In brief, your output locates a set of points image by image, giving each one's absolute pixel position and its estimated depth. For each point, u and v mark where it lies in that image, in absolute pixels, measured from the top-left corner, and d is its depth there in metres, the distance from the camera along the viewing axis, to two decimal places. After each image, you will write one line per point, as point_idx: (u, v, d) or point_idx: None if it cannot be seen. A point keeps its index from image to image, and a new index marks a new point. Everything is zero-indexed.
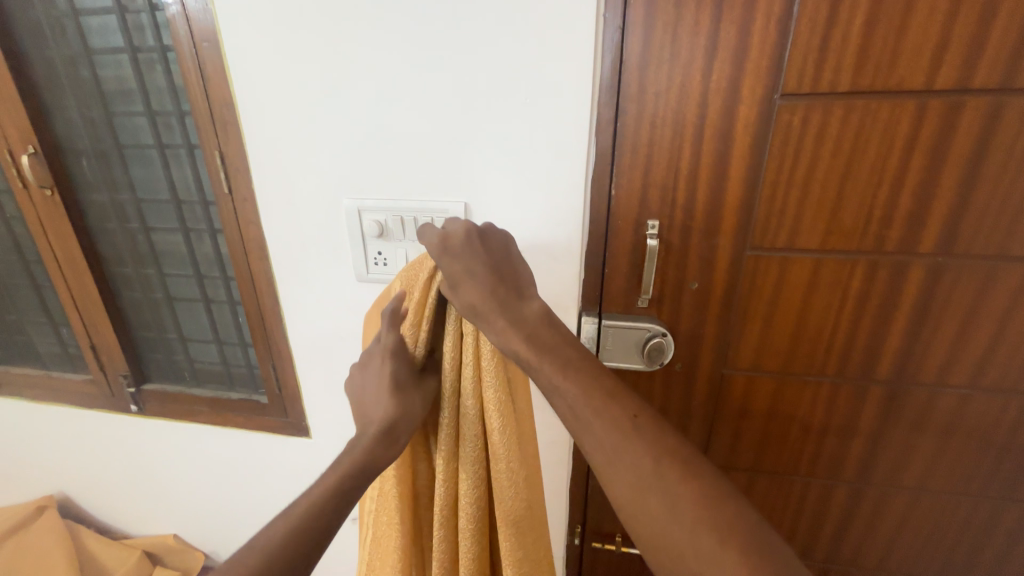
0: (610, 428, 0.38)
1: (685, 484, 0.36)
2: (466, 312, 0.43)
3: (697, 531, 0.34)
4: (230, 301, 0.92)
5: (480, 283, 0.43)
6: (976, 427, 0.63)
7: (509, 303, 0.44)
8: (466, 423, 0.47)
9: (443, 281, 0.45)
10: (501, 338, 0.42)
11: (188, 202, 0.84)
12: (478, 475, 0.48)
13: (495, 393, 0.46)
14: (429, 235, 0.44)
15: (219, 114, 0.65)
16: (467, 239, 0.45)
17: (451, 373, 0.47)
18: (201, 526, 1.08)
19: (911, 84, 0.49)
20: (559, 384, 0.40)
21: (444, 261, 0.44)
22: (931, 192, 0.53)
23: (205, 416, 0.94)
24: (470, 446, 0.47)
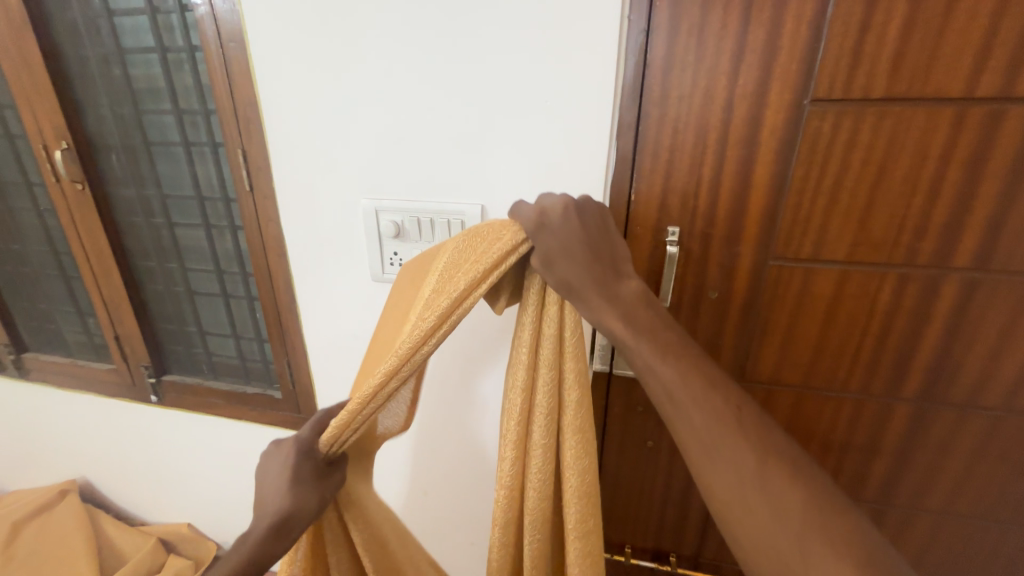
0: (711, 416, 0.35)
1: (789, 483, 0.33)
2: (560, 289, 0.38)
3: (805, 536, 0.32)
4: (248, 296, 0.93)
5: (577, 258, 0.38)
6: (1011, 452, 0.60)
7: (608, 283, 0.38)
8: (540, 398, 0.41)
9: (534, 254, 0.38)
10: (596, 316, 0.38)
11: (211, 198, 0.86)
12: (548, 457, 0.42)
13: (573, 364, 0.41)
14: (524, 211, 0.39)
15: (242, 112, 0.66)
16: (564, 211, 0.39)
17: (528, 344, 0.41)
18: (215, 517, 1.10)
19: (950, 91, 0.47)
20: (656, 366, 0.37)
21: (538, 233, 0.38)
22: (967, 204, 0.51)
23: (221, 408, 0.96)
24: (541, 425, 0.41)
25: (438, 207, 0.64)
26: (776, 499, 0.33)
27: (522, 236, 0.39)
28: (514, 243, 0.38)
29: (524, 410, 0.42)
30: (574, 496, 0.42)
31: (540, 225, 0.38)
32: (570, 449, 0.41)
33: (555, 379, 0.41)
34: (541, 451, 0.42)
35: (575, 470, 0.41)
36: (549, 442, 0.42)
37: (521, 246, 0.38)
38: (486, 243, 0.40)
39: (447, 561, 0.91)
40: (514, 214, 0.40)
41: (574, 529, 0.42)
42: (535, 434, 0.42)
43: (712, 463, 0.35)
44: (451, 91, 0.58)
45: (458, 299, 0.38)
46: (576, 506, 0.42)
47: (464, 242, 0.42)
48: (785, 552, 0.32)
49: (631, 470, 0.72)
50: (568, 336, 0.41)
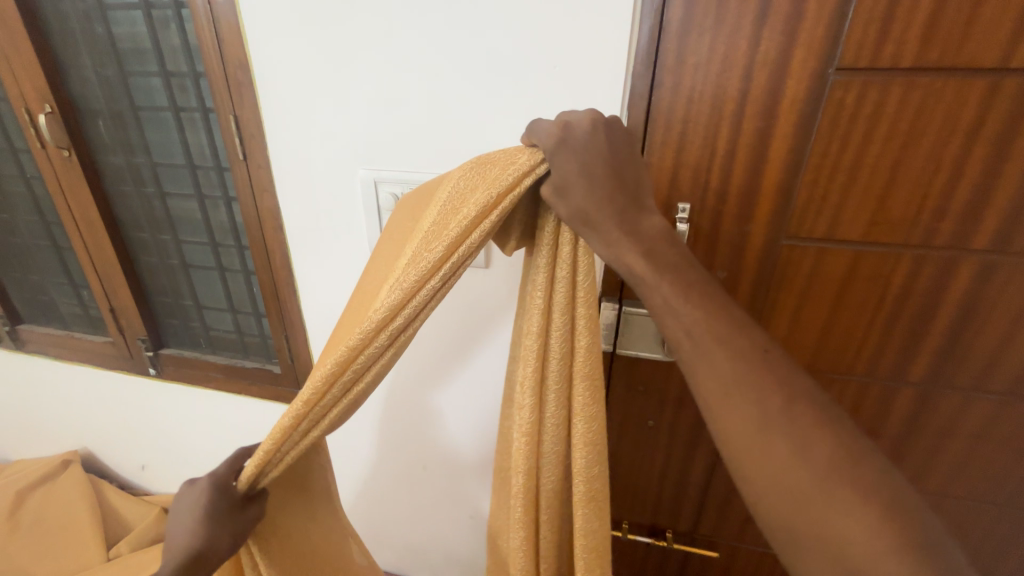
0: (736, 360, 0.31)
1: (819, 428, 0.29)
2: (573, 219, 0.34)
3: (833, 482, 0.28)
4: (244, 270, 0.91)
5: (598, 183, 0.34)
6: (1013, 436, 0.59)
7: (630, 215, 0.35)
8: (553, 344, 0.39)
9: (548, 180, 0.35)
10: (613, 252, 0.34)
11: (203, 167, 0.83)
12: (562, 404, 0.41)
13: (586, 314, 0.38)
14: (545, 128, 0.36)
15: (233, 76, 0.63)
16: (589, 127, 0.36)
17: (541, 288, 0.38)
18: None
19: (984, 61, 0.45)
20: (678, 306, 0.32)
21: (556, 154, 0.34)
22: (993, 183, 0.48)
23: (219, 382, 0.95)
24: (555, 371, 0.40)
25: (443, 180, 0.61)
26: (804, 442, 0.29)
27: (541, 155, 0.36)
28: (530, 166, 0.35)
29: (539, 357, 0.40)
30: (583, 446, 0.40)
31: (561, 141, 0.35)
32: (579, 399, 0.40)
33: (568, 326, 0.39)
34: (555, 398, 0.41)
35: (584, 417, 0.40)
36: (562, 390, 0.40)
37: (539, 167, 0.35)
38: (494, 176, 0.36)
39: (434, 538, 0.96)
40: (530, 138, 0.37)
41: (583, 482, 0.41)
42: (550, 382, 0.40)
43: (732, 408, 0.31)
44: (455, 55, 0.54)
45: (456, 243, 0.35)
46: (586, 456, 0.41)
47: (469, 177, 0.38)
48: (809, 498, 0.28)
49: (630, 449, 0.72)
50: (581, 283, 0.38)
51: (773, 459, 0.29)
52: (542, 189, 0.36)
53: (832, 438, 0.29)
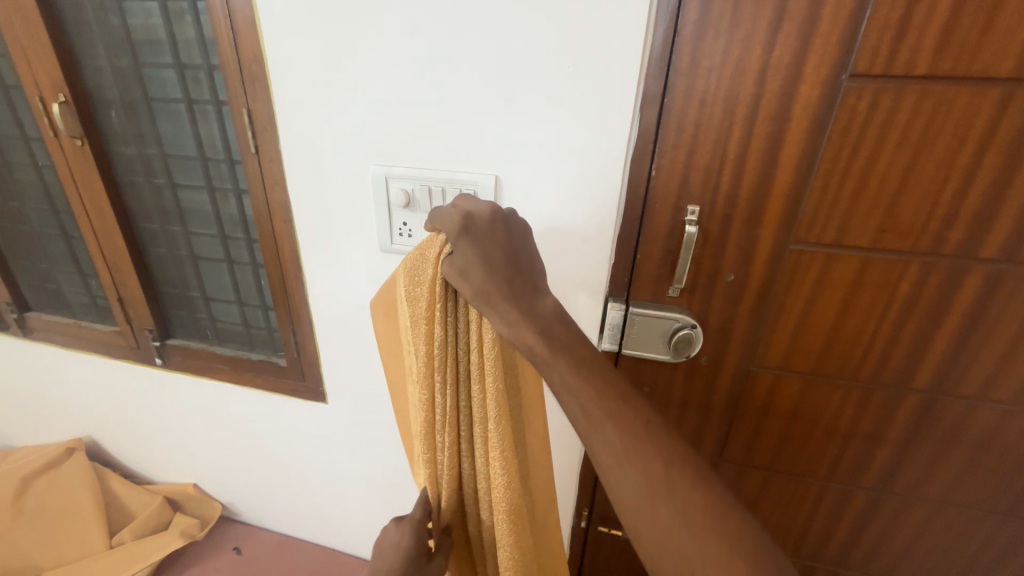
0: (625, 430, 0.35)
1: (695, 491, 0.33)
2: (474, 296, 0.40)
3: (707, 540, 0.31)
4: (253, 263, 0.92)
5: (495, 268, 0.41)
6: (1014, 445, 0.60)
7: (525, 296, 0.41)
8: (474, 408, 0.45)
9: (452, 263, 0.41)
10: (512, 328, 0.40)
11: (214, 160, 0.83)
12: (480, 424, 0.45)
13: (494, 379, 0.43)
14: (451, 218, 0.43)
15: (248, 68, 0.63)
16: (488, 220, 0.43)
17: (462, 327, 0.44)
18: (220, 479, 1.12)
19: (998, 71, 0.45)
20: (572, 381, 0.37)
21: (459, 241, 0.42)
22: (1002, 193, 0.49)
23: (225, 373, 0.96)
24: (478, 430, 0.45)
25: (455, 177, 0.62)
26: (683, 504, 0.33)
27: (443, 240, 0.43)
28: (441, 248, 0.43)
29: (461, 381, 0.45)
30: (499, 462, 0.45)
31: (462, 228, 0.42)
32: (490, 420, 0.44)
33: (478, 352, 0.43)
34: (477, 418, 0.45)
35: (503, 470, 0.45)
36: (480, 411, 0.45)
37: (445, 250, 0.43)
38: (425, 260, 0.43)
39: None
40: (434, 228, 0.45)
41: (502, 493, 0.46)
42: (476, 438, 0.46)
43: (625, 476, 0.34)
44: (469, 51, 0.55)
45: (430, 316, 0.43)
46: (502, 470, 0.45)
47: (414, 263, 0.45)
48: (686, 555, 0.32)
49: None
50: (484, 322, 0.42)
51: (657, 524, 0.33)
52: (444, 268, 0.42)
53: (703, 492, 0.33)
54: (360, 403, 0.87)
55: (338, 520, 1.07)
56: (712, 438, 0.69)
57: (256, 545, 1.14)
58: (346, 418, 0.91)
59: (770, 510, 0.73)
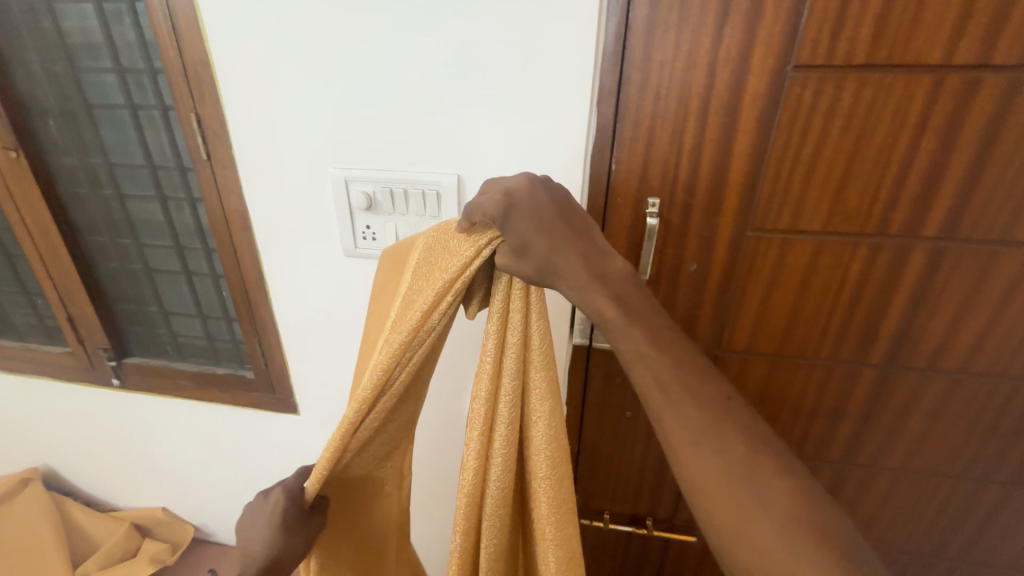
0: (700, 405, 0.36)
1: (781, 476, 0.34)
2: (538, 275, 0.38)
3: (792, 530, 0.32)
4: (213, 274, 0.89)
5: (554, 240, 0.38)
6: (964, 411, 0.63)
7: (592, 259, 0.39)
8: (503, 408, 0.40)
9: (506, 246, 0.38)
10: (584, 296, 0.39)
11: (164, 167, 0.80)
12: (508, 427, 0.40)
13: (540, 373, 0.40)
14: (491, 198, 0.38)
15: (193, 70, 0.61)
16: (528, 189, 0.40)
17: (497, 317, 0.40)
18: (190, 500, 1.08)
19: (930, 57, 0.47)
20: (647, 351, 0.37)
21: (509, 219, 0.38)
22: (939, 174, 0.51)
23: (190, 391, 0.92)
24: (503, 434, 0.40)
25: (416, 177, 0.61)
26: (770, 486, 0.33)
27: (489, 232, 0.39)
28: (486, 238, 0.40)
29: (493, 375, 0.40)
30: (545, 470, 0.41)
31: (508, 206, 0.38)
32: (540, 422, 0.41)
33: (522, 344, 0.39)
34: (506, 423, 0.40)
35: (547, 479, 0.41)
36: (514, 411, 0.40)
37: (485, 250, 0.39)
38: (451, 242, 0.42)
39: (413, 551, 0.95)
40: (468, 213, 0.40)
41: (551, 509, 0.42)
42: (497, 442, 0.41)
43: (699, 453, 0.35)
44: (423, 49, 0.54)
45: (438, 299, 0.40)
46: (548, 481, 0.41)
47: (437, 236, 0.43)
48: (765, 540, 0.32)
49: (610, 440, 0.73)
50: (535, 311, 0.39)
51: (732, 498, 0.34)
52: (497, 256, 0.38)
53: (787, 476, 0.34)
54: (335, 412, 0.85)
55: None
56: None
57: (233, 565, 1.10)
58: (321, 428, 0.89)
59: None
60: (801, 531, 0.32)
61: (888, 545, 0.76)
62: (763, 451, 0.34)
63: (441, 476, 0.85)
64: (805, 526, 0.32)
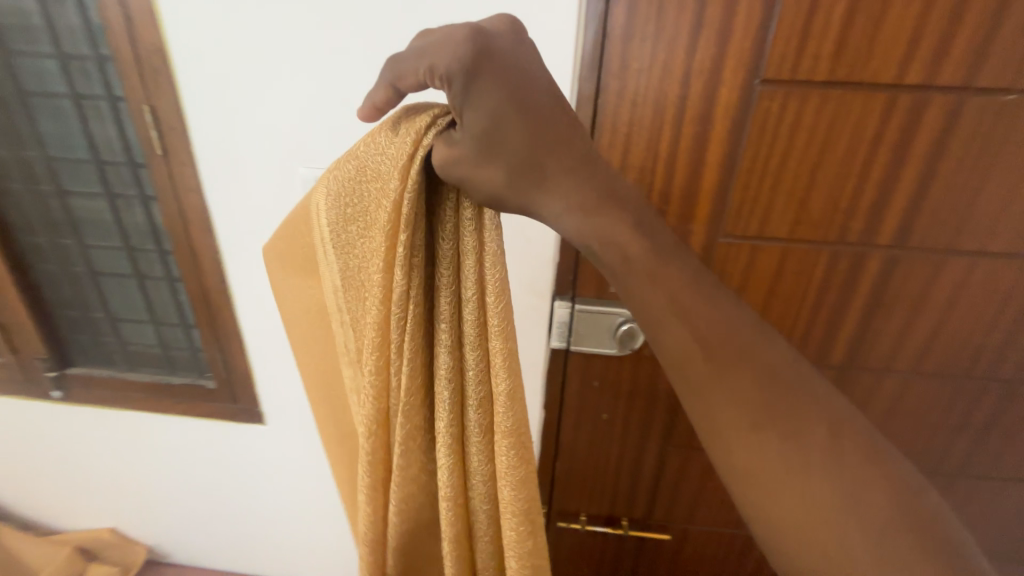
0: (770, 384, 0.31)
1: (874, 467, 0.30)
2: (511, 174, 0.30)
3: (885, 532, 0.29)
4: (167, 277, 0.83)
5: (533, 128, 0.30)
6: (914, 408, 0.67)
7: (586, 162, 0.32)
8: (468, 387, 0.35)
9: (469, 126, 0.29)
10: (571, 209, 0.32)
11: (112, 162, 0.74)
12: (477, 408, 0.35)
13: (501, 345, 0.33)
14: (451, 46, 0.27)
15: (146, 61, 0.57)
16: (506, 44, 0.29)
17: (449, 264, 0.33)
18: (144, 519, 1.01)
19: (885, 76, 0.50)
20: (692, 310, 0.31)
21: (474, 90, 0.28)
22: (893, 185, 0.54)
23: (142, 403, 0.87)
24: (474, 418, 0.35)
25: None
26: (861, 479, 0.29)
27: (430, 122, 0.31)
28: (431, 118, 0.31)
29: (453, 346, 0.34)
30: (508, 465, 0.35)
31: (478, 65, 0.28)
32: (499, 407, 0.34)
33: (478, 302, 0.33)
34: (475, 403, 0.35)
35: (511, 478, 0.35)
36: (476, 386, 0.35)
37: (422, 144, 0.31)
38: (371, 165, 0.34)
39: None
40: (394, 73, 0.30)
41: (515, 505, 0.36)
42: (468, 424, 0.36)
43: (760, 431, 0.30)
44: (401, 51, 0.53)
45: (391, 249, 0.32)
46: (511, 480, 0.35)
47: (342, 171, 0.36)
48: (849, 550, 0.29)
49: (587, 442, 0.74)
50: (488, 258, 0.32)
51: (805, 481, 0.30)
52: (449, 144, 0.30)
53: (880, 468, 0.30)
54: (304, 421, 0.82)
55: (283, 548, 1.00)
56: (659, 424, 0.72)
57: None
58: (289, 439, 0.85)
59: (719, 490, 0.76)
60: (887, 523, 0.29)
61: None
62: (859, 442, 0.30)
63: None
64: (889, 517, 0.29)
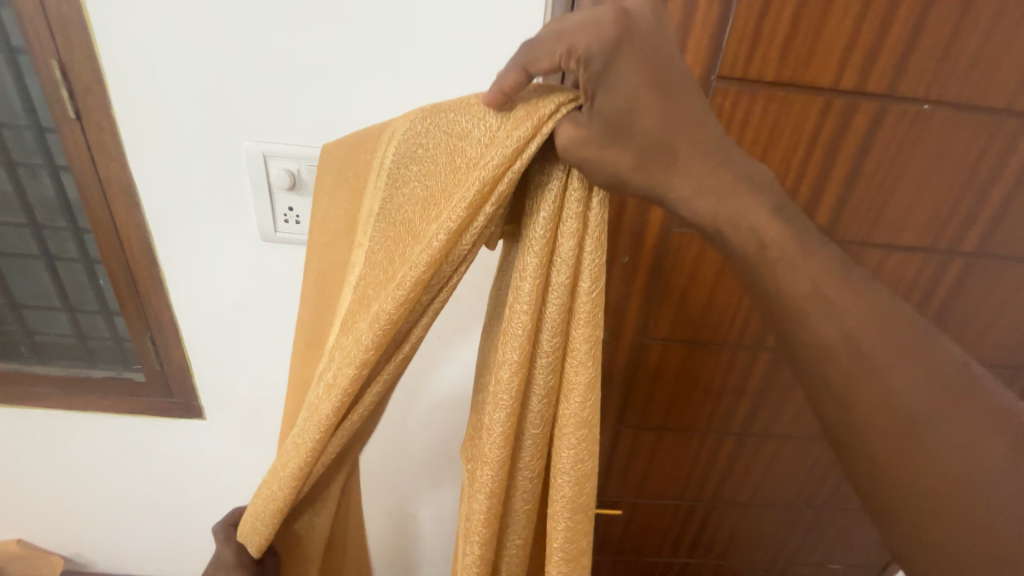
0: (923, 375, 0.30)
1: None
2: (639, 159, 0.31)
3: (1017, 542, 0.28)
4: (84, 258, 0.75)
5: (665, 112, 0.30)
6: None
7: (720, 151, 0.32)
8: (538, 373, 0.35)
9: (604, 108, 0.29)
10: (696, 196, 0.32)
11: (12, 125, 0.64)
12: (543, 396, 0.35)
13: (585, 335, 0.33)
14: (594, 29, 0.28)
15: (54, 9, 0.50)
16: (651, 30, 0.30)
17: (541, 248, 0.32)
18: (57, 528, 0.91)
19: (823, 81, 0.54)
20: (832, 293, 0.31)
21: (613, 73, 0.28)
22: (826, 182, 0.59)
23: (55, 399, 0.77)
24: (538, 404, 0.36)
25: None
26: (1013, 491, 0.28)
27: (558, 100, 0.30)
28: (556, 103, 0.30)
29: (529, 331, 0.33)
30: (567, 459, 0.35)
31: (619, 48, 0.28)
32: (573, 399, 0.34)
33: (567, 290, 0.33)
34: (541, 390, 0.35)
35: (567, 470, 0.35)
36: (551, 371, 0.35)
37: (545, 128, 0.30)
38: (460, 121, 0.34)
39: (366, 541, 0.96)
40: (527, 58, 0.30)
41: (564, 499, 0.36)
42: (532, 409, 0.36)
43: (894, 392, 0.30)
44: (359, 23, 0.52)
45: (471, 212, 0.31)
46: (570, 476, 0.35)
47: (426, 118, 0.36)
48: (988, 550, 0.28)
49: None
50: (589, 245, 0.32)
51: (913, 451, 0.29)
52: (577, 123, 0.30)
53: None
54: (247, 413, 0.77)
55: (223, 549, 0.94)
56: (612, 406, 0.75)
57: None
58: (231, 433, 0.79)
59: (665, 465, 0.81)
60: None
61: (772, 505, 0.86)
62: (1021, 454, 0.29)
63: (389, 465, 0.86)
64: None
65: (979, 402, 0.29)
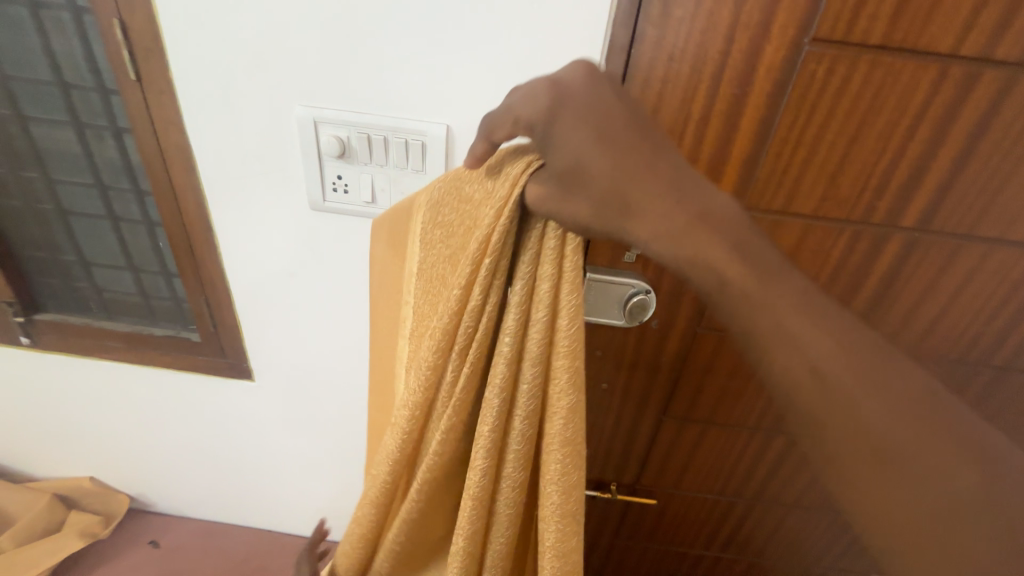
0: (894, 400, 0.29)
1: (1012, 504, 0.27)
2: (595, 210, 0.31)
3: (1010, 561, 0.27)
4: (146, 220, 0.78)
5: (612, 162, 0.31)
6: None
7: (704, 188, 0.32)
8: (520, 400, 0.35)
9: (546, 168, 0.32)
10: (658, 240, 0.31)
11: (78, 86, 0.66)
12: (527, 422, 0.35)
13: (566, 366, 0.33)
14: (531, 100, 0.31)
15: None
16: (588, 87, 0.32)
17: (523, 285, 0.33)
18: (124, 471, 0.99)
19: (942, 44, 0.46)
20: None
21: (553, 137, 0.31)
22: (927, 165, 0.52)
23: (121, 353, 0.82)
24: (520, 429, 0.36)
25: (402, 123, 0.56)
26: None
27: (530, 160, 0.33)
28: (525, 164, 0.33)
29: (511, 359, 0.34)
30: (554, 475, 0.36)
31: (555, 112, 0.31)
32: (557, 417, 0.34)
33: (548, 323, 0.33)
34: (523, 414, 0.35)
35: (555, 485, 0.36)
36: (536, 395, 0.34)
37: (520, 181, 0.32)
38: (467, 189, 0.36)
39: None
40: (489, 128, 0.34)
41: (556, 514, 0.36)
42: (513, 434, 0.36)
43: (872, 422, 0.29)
44: None
45: (472, 270, 0.33)
46: (557, 487, 0.36)
47: (445, 190, 0.38)
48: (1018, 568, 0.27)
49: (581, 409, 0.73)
50: (567, 283, 0.32)
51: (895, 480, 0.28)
52: (537, 181, 0.32)
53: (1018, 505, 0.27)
54: (292, 376, 0.79)
55: (270, 501, 1.00)
56: (656, 396, 0.72)
57: (176, 536, 1.03)
58: (279, 394, 0.83)
59: (704, 460, 0.78)
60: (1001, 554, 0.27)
61: (819, 508, 0.82)
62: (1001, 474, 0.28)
63: None
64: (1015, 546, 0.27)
65: (958, 433, 0.29)
